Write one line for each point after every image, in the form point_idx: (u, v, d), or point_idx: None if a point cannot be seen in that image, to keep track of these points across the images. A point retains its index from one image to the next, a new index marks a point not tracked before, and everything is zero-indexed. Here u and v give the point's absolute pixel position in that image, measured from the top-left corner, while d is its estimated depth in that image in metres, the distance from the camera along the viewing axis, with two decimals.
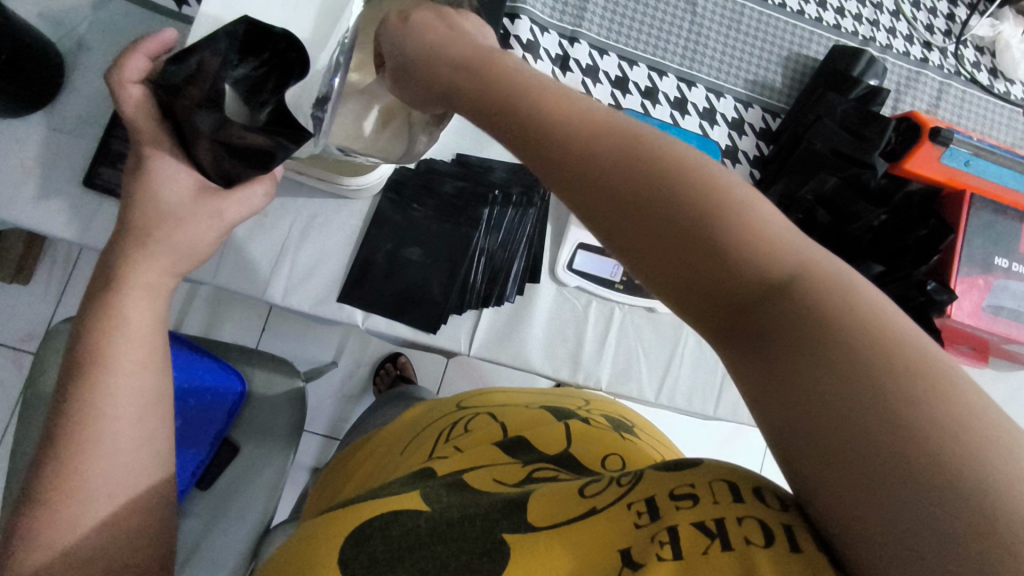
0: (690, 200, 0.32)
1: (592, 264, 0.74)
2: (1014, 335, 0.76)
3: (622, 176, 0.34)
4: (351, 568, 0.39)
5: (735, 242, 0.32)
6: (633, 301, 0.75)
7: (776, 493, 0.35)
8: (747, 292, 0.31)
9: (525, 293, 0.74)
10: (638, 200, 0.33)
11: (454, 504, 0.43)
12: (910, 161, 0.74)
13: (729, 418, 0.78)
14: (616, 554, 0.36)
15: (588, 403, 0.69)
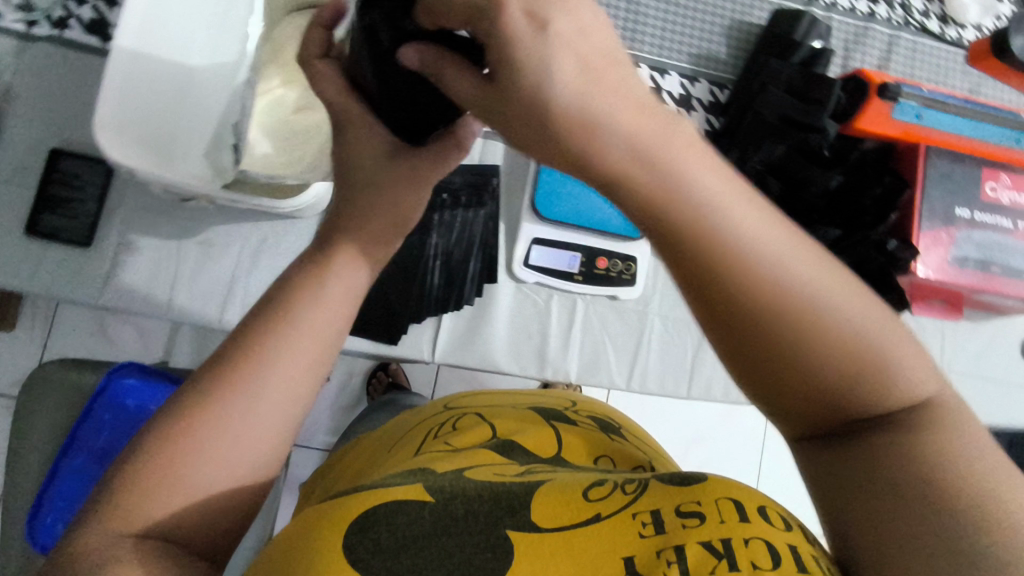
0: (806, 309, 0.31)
1: (549, 259, 0.73)
2: (979, 287, 0.74)
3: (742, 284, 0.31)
4: (356, 552, 0.38)
5: (858, 389, 0.31)
6: (593, 291, 0.74)
7: (779, 516, 0.40)
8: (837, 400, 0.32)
9: (484, 295, 0.73)
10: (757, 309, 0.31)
11: (458, 495, 0.42)
12: (861, 121, 0.72)
13: (705, 396, 0.77)
14: (619, 559, 0.38)
15: (576, 403, 0.69)
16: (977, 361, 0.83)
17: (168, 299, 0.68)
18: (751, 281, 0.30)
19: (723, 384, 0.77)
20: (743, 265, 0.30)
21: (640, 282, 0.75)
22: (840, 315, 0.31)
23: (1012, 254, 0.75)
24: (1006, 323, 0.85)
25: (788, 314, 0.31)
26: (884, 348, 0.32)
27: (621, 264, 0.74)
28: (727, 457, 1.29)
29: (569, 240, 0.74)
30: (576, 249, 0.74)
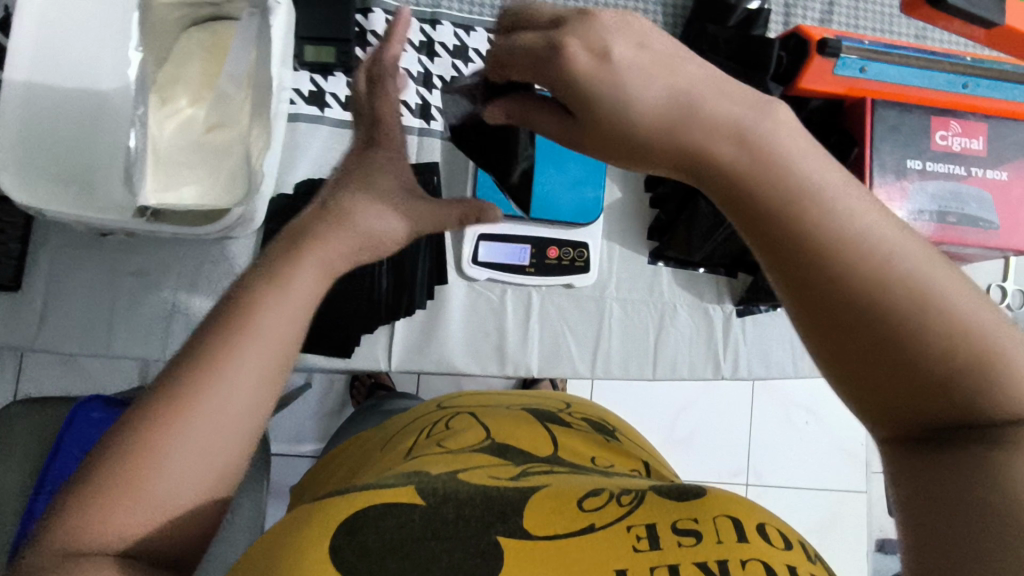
0: (910, 288, 0.26)
1: (498, 253, 0.72)
2: (937, 239, 0.72)
3: (828, 249, 0.27)
4: (343, 555, 0.37)
5: (968, 388, 0.26)
6: (546, 281, 0.72)
7: (778, 533, 0.41)
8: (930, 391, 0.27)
9: (436, 297, 0.72)
10: (837, 275, 0.27)
11: (450, 499, 0.41)
12: (804, 80, 0.70)
13: (671, 376, 0.76)
14: (612, 570, 0.37)
15: (569, 410, 0.72)
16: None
17: (107, 338, 0.65)
18: (832, 248, 0.27)
19: (688, 361, 0.76)
20: (833, 236, 0.27)
21: (594, 268, 0.73)
22: (950, 303, 0.26)
23: (969, 203, 0.73)
24: (969, 270, 0.84)
25: (881, 284, 0.26)
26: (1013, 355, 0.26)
27: (572, 251, 0.73)
28: (713, 419, 1.31)
29: (516, 233, 0.72)
30: (524, 241, 0.72)
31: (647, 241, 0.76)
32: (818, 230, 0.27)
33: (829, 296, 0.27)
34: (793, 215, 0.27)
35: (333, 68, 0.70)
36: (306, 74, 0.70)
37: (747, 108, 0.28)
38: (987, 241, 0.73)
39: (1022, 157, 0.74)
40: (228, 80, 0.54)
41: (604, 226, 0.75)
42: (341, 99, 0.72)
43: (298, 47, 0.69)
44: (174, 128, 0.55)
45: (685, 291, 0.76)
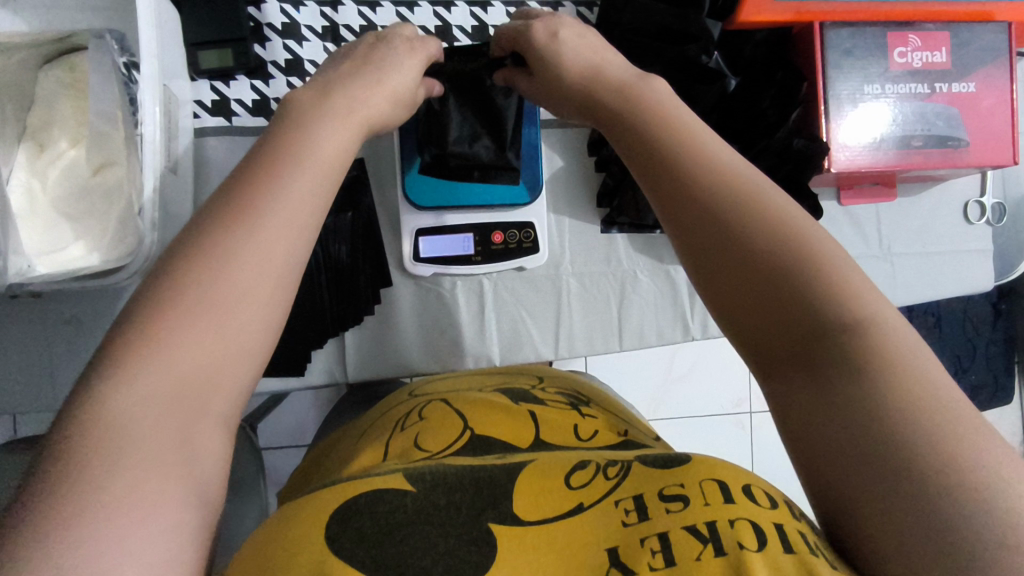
0: (758, 212, 0.34)
1: (440, 247, 0.68)
2: (897, 167, 0.67)
3: (695, 183, 0.36)
4: (340, 542, 0.33)
5: (812, 289, 0.32)
6: (496, 268, 0.69)
7: (764, 492, 0.35)
8: (785, 300, 0.32)
9: (383, 301, 0.69)
10: (707, 201, 0.35)
11: (440, 484, 0.38)
12: (744, 11, 0.64)
13: (639, 345, 0.74)
14: (602, 551, 0.34)
15: (543, 380, 0.64)
16: (919, 237, 0.78)
17: (50, 392, 0.63)
18: (700, 182, 0.36)
19: (655, 327, 0.73)
20: (701, 177, 0.36)
21: (545, 247, 0.70)
22: (789, 220, 0.34)
23: (935, 121, 0.67)
24: (944, 189, 0.79)
25: (733, 206, 0.35)
26: (837, 263, 0.32)
27: (518, 233, 0.69)
28: (709, 357, 1.28)
29: (457, 223, 0.68)
30: (465, 230, 0.69)
31: (597, 209, 0.72)
32: (695, 169, 0.36)
33: (699, 218, 0.35)
34: (674, 161, 0.37)
35: (232, 72, 0.65)
36: (205, 83, 0.65)
37: (628, 101, 0.42)
38: (956, 160, 0.68)
39: (989, 64, 0.68)
40: (96, 117, 0.49)
41: (548, 200, 0.71)
42: (247, 103, 0.66)
43: (190, 54, 0.64)
44: (58, 175, 0.50)
45: (643, 256, 0.73)
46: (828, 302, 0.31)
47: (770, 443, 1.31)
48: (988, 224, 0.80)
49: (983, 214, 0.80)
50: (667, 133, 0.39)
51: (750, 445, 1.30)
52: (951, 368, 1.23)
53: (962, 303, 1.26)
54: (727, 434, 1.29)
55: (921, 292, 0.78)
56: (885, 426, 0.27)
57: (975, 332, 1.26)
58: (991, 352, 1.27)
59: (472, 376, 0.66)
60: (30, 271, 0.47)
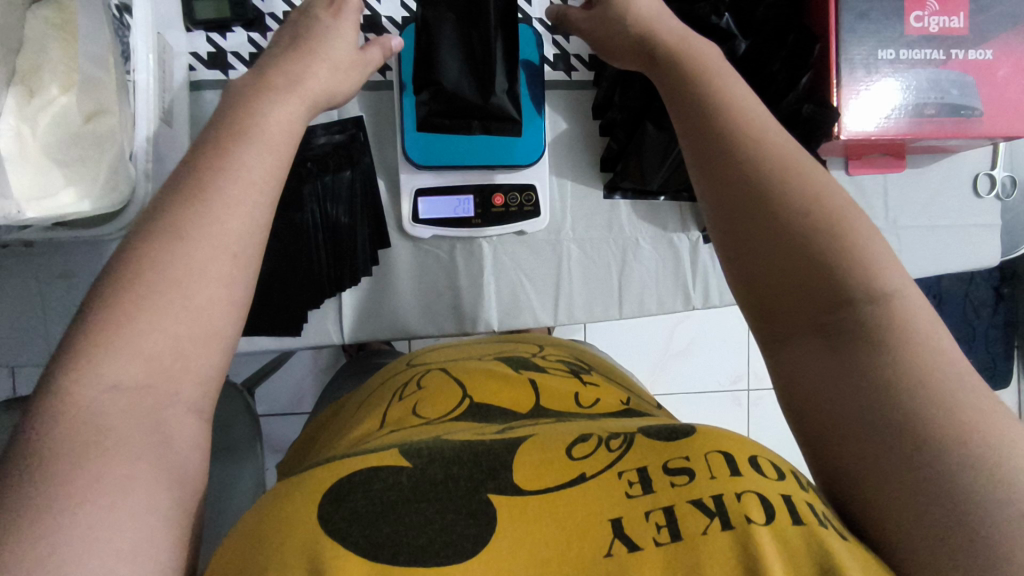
0: (800, 189, 0.35)
1: (441, 207, 0.67)
2: (905, 134, 0.66)
3: (740, 153, 0.37)
4: (333, 522, 0.33)
5: (844, 270, 0.32)
6: (496, 231, 0.68)
7: (772, 464, 0.35)
8: (817, 277, 0.33)
9: (381, 262, 0.68)
10: (751, 171, 0.36)
11: (437, 458, 0.36)
12: None
13: (639, 313, 0.73)
14: (605, 523, 0.33)
15: (544, 347, 0.63)
16: (925, 210, 0.77)
17: (46, 347, 0.63)
18: (748, 152, 0.36)
19: (657, 296, 0.73)
20: (752, 145, 0.37)
21: (546, 211, 0.69)
22: (828, 202, 0.34)
23: (949, 89, 0.66)
24: (953, 162, 0.77)
25: (775, 179, 0.35)
26: (869, 248, 0.33)
27: (519, 196, 0.68)
28: (710, 330, 1.28)
29: (456, 183, 0.67)
30: (464, 191, 0.67)
31: (601, 173, 0.71)
32: (744, 138, 0.37)
33: (741, 187, 0.36)
34: (725, 127, 0.38)
35: (229, 24, 0.63)
36: (200, 34, 0.64)
37: (688, 66, 0.42)
38: (968, 131, 0.66)
39: (1008, 31, 0.66)
40: (89, 63, 0.47)
41: (550, 163, 0.70)
42: (243, 57, 0.65)
43: (185, 3, 0.62)
44: (48, 121, 0.48)
45: (646, 223, 0.72)
46: (859, 279, 0.32)
47: (768, 418, 1.31)
48: (997, 199, 0.79)
49: (992, 188, 0.79)
50: (717, 101, 0.39)
51: (745, 421, 1.30)
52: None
53: (964, 286, 1.24)
54: (725, 407, 1.29)
55: (925, 266, 0.77)
56: (912, 409, 0.28)
57: (974, 314, 1.25)
58: (991, 336, 1.26)
59: (472, 347, 0.65)
60: (20, 215, 0.45)
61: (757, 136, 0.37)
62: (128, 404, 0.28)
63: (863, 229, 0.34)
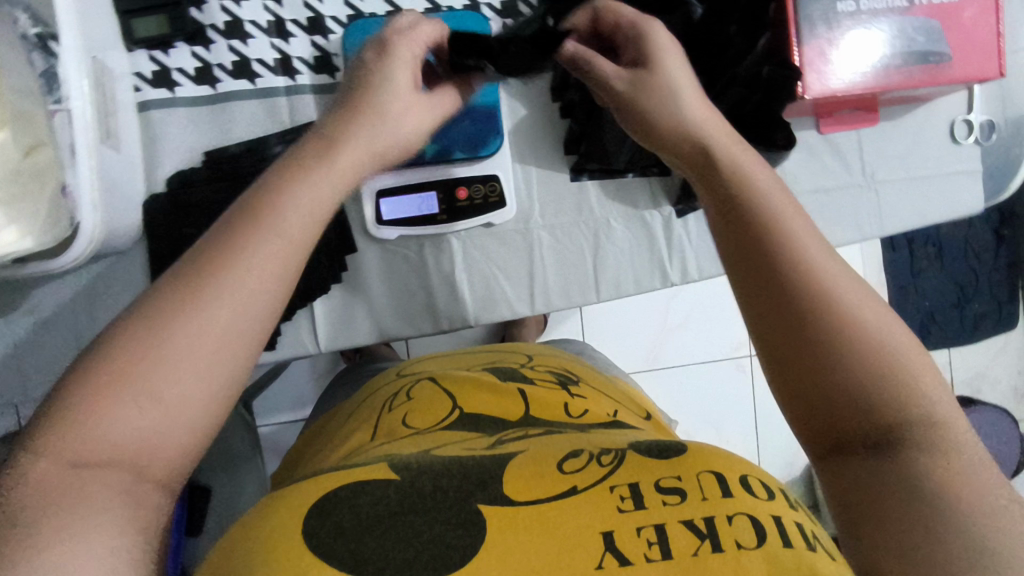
0: (836, 289, 0.36)
1: (405, 206, 0.68)
2: (878, 86, 0.66)
3: (776, 243, 0.38)
4: (317, 537, 0.33)
5: (885, 382, 0.34)
6: (464, 225, 0.68)
7: (762, 485, 0.35)
8: (852, 383, 0.34)
9: (350, 268, 0.68)
10: (785, 262, 0.37)
11: (426, 471, 0.37)
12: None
13: (617, 296, 0.73)
14: (597, 536, 0.32)
15: (533, 359, 0.63)
16: (901, 162, 0.79)
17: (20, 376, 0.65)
18: (785, 244, 0.38)
19: (633, 276, 0.72)
20: (786, 236, 0.38)
21: (512, 199, 0.69)
22: (863, 308, 0.36)
23: (915, 36, 0.66)
24: (927, 112, 0.79)
25: (815, 277, 0.36)
26: (905, 356, 0.35)
27: (482, 188, 0.69)
28: None
29: (418, 181, 0.68)
30: (428, 188, 0.68)
31: (567, 157, 0.71)
32: (778, 226, 0.38)
33: (778, 282, 0.37)
34: (761, 217, 0.39)
35: (171, 39, 0.66)
36: (142, 54, 0.66)
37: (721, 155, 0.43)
38: (940, 76, 0.67)
39: None
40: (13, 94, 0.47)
41: (509, 148, 0.71)
42: (189, 72, 0.68)
43: (124, 22, 0.65)
44: None
45: (614, 202, 0.71)
46: (889, 385, 0.34)
47: None
48: (976, 143, 0.80)
49: (971, 133, 0.79)
50: (750, 188, 0.40)
51: None
52: (953, 297, 1.26)
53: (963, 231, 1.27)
54: None
55: (907, 224, 0.79)
56: (940, 513, 0.30)
57: (977, 258, 1.27)
58: (995, 280, 1.28)
59: (464, 359, 0.65)
60: None
61: (790, 225, 0.38)
62: (131, 421, 0.31)
63: (900, 341, 0.35)
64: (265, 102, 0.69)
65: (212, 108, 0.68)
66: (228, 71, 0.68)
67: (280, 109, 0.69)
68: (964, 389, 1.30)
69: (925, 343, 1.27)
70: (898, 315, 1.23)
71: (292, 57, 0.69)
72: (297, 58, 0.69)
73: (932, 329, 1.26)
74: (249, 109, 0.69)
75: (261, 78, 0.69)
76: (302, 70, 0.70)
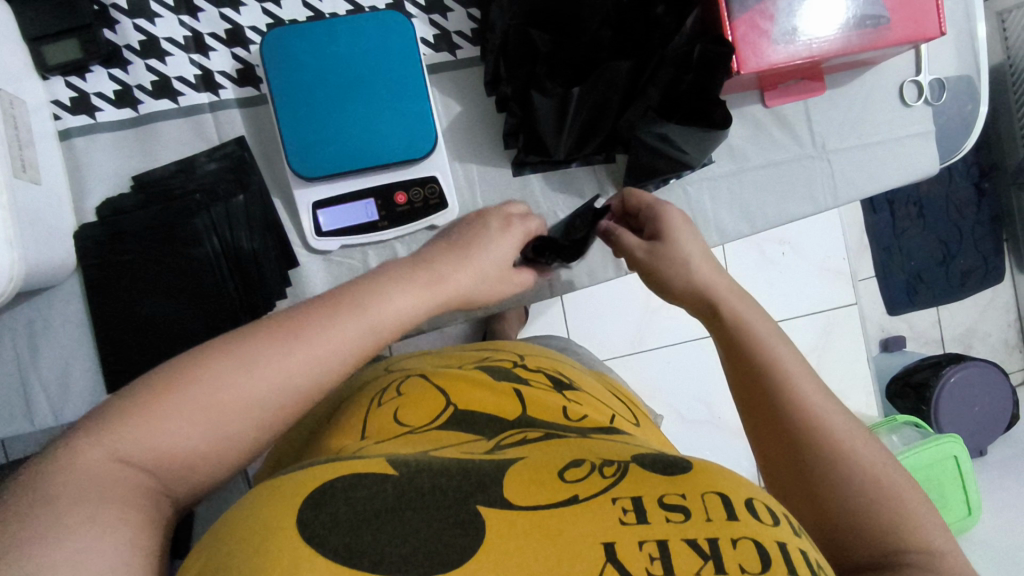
0: (804, 394, 0.47)
1: (341, 217, 0.75)
2: (817, 56, 0.69)
3: (757, 362, 0.50)
4: (312, 529, 0.31)
5: (848, 468, 0.44)
6: (403, 229, 0.76)
7: (766, 507, 0.35)
8: (819, 467, 0.45)
9: (294, 280, 0.77)
10: (763, 376, 0.49)
11: (424, 470, 0.35)
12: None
13: (572, 285, 0.84)
14: (598, 546, 0.31)
15: (523, 359, 0.62)
16: (853, 130, 0.82)
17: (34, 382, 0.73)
18: (763, 362, 0.50)
19: (589, 266, 0.83)
20: (766, 355, 0.50)
21: (451, 200, 0.76)
22: (829, 411, 0.47)
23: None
24: (876, 74, 0.82)
25: (784, 384, 0.48)
26: (863, 447, 0.45)
27: (420, 191, 0.75)
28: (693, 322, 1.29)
29: (354, 190, 0.75)
30: (366, 195, 0.75)
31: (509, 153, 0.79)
32: (758, 348, 0.50)
33: (759, 391, 0.49)
34: (744, 340, 0.51)
35: (84, 63, 0.72)
36: (57, 80, 0.72)
37: (714, 286, 0.55)
38: (879, 41, 0.70)
39: None
40: None
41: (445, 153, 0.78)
42: (108, 95, 0.74)
43: (35, 52, 0.71)
44: None
45: (559, 193, 0.80)
46: (851, 467, 0.44)
47: None
48: (926, 105, 0.83)
49: (920, 95, 0.83)
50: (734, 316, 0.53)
51: None
52: (939, 254, 1.37)
53: (944, 188, 1.36)
54: None
55: (862, 186, 0.83)
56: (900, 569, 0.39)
57: (960, 215, 1.37)
58: (979, 234, 1.39)
59: (448, 357, 0.63)
60: None
61: (766, 346, 0.50)
62: (178, 435, 0.36)
63: (860, 436, 0.46)
64: (191, 119, 0.75)
65: (137, 131, 0.74)
66: (151, 92, 0.74)
67: (207, 125, 0.75)
68: (954, 345, 1.43)
69: (913, 302, 1.38)
70: (882, 277, 1.36)
71: (214, 71, 0.75)
72: (220, 73, 0.75)
73: (919, 288, 1.37)
74: (171, 128, 0.75)
75: (185, 96, 0.75)
76: (227, 86, 0.76)
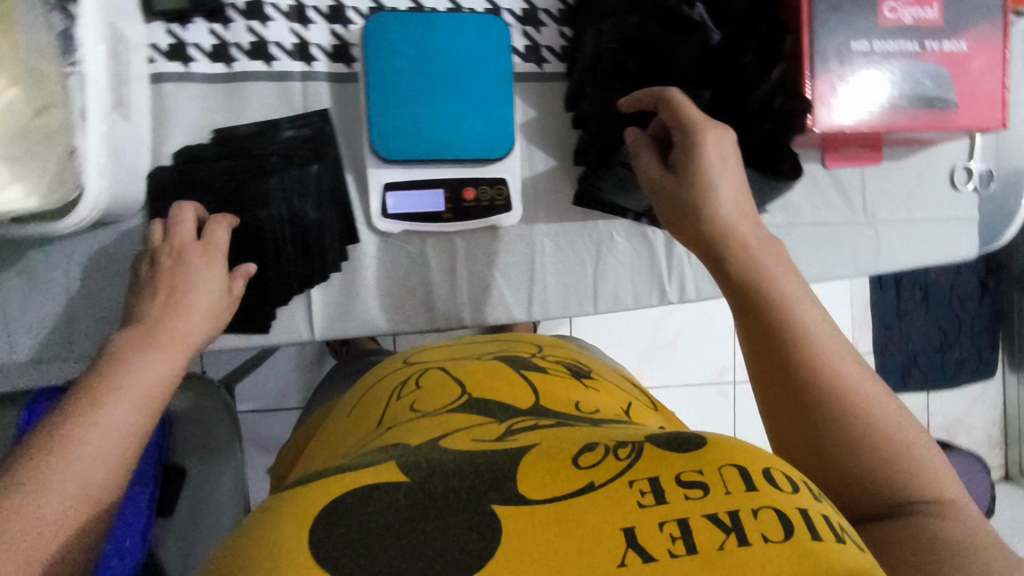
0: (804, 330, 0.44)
1: (410, 202, 0.67)
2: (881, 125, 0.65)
3: (754, 289, 0.46)
4: (325, 550, 0.29)
5: (852, 414, 0.41)
6: (468, 224, 0.68)
7: (786, 476, 0.33)
8: (822, 408, 0.41)
9: (350, 258, 0.68)
10: (764, 306, 0.45)
11: (436, 472, 0.34)
12: None
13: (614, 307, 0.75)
14: (618, 530, 0.29)
15: (542, 349, 0.62)
16: (904, 201, 0.79)
17: None
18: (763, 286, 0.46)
19: (631, 289, 0.74)
20: (764, 284, 0.46)
21: (516, 203, 0.69)
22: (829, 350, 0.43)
23: (923, 80, 0.65)
24: (931, 154, 0.79)
25: (785, 318, 0.44)
26: (866, 392, 0.42)
27: (490, 190, 0.68)
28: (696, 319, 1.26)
29: (423, 176, 0.67)
30: (435, 184, 0.67)
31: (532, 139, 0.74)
32: (756, 276, 0.46)
33: (756, 323, 0.45)
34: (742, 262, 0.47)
35: None
36: None
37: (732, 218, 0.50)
38: (945, 123, 0.67)
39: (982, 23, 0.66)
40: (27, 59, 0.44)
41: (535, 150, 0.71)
42: None
43: None
44: None
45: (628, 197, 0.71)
46: (855, 414, 0.41)
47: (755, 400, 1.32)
48: (976, 191, 0.81)
49: (969, 179, 0.80)
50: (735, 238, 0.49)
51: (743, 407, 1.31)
52: (938, 341, 1.38)
53: (949, 278, 1.38)
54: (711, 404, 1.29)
55: (901, 252, 0.79)
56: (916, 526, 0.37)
57: (961, 305, 1.39)
58: (976, 328, 1.41)
59: (463, 350, 0.63)
60: None
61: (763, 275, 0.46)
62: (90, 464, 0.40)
63: (866, 378, 0.43)
64: None
65: None
66: None
67: None
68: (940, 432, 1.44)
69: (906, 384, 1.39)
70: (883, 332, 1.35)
71: None
72: None
73: (914, 371, 1.38)
74: None
75: None
76: None
